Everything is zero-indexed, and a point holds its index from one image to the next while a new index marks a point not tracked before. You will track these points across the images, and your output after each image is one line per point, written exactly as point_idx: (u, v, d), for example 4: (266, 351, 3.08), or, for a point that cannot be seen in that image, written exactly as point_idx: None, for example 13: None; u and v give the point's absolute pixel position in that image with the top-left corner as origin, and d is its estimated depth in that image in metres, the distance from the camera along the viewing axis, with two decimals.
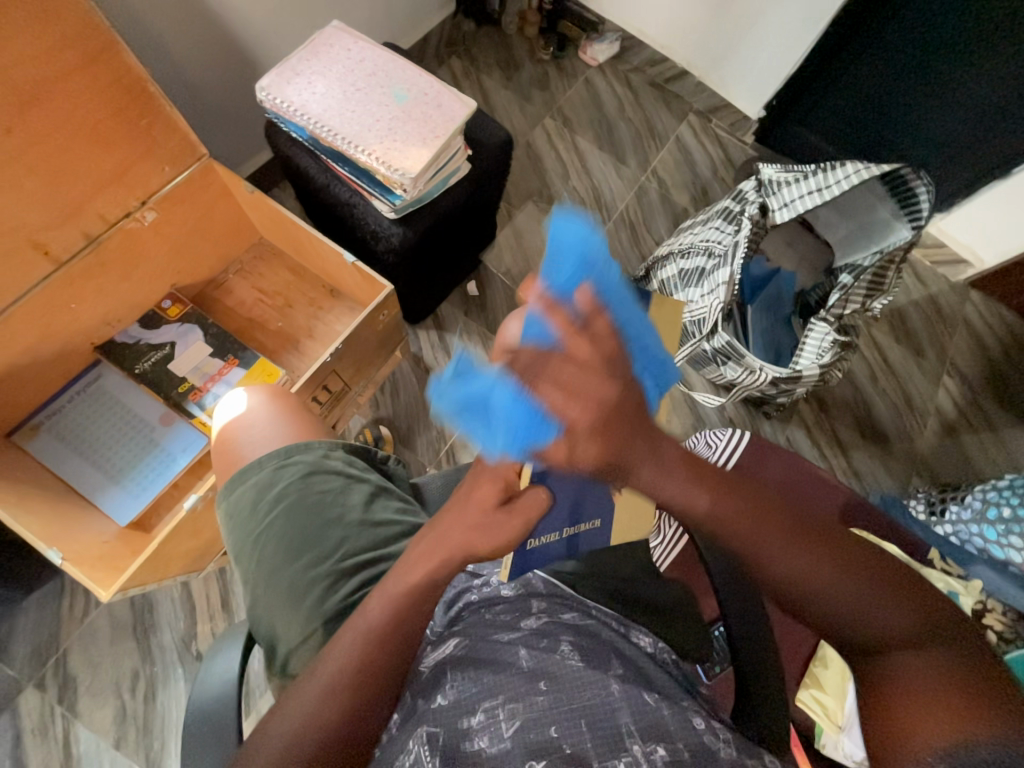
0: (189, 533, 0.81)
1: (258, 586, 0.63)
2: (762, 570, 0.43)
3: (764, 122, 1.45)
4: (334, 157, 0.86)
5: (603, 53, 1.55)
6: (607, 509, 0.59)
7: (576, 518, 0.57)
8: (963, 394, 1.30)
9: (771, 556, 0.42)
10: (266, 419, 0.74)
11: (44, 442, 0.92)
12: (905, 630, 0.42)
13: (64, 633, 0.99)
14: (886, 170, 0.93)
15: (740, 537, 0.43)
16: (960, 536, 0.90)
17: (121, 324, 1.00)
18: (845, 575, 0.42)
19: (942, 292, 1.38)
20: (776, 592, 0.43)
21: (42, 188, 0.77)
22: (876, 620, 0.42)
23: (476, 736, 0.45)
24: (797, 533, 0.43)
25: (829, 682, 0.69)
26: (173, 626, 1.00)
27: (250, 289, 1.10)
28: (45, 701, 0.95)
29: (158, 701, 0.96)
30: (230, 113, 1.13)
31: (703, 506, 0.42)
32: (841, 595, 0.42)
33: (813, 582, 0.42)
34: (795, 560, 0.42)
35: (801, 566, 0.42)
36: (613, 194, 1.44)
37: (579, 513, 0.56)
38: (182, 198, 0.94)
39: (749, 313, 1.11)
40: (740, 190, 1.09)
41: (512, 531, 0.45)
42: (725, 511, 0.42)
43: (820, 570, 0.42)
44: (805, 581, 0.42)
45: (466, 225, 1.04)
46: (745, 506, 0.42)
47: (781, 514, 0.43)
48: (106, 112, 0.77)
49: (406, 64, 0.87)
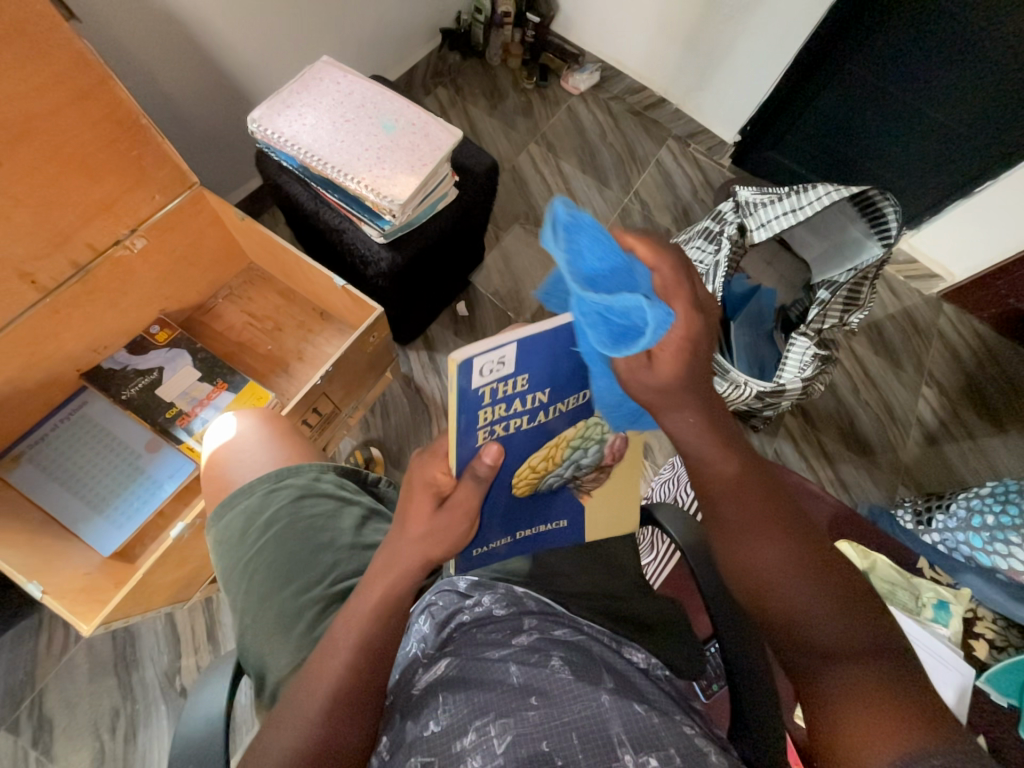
0: (174, 562, 0.79)
1: (246, 613, 0.61)
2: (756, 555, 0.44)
3: (739, 146, 1.51)
4: (324, 184, 0.88)
5: (584, 83, 1.61)
6: (574, 508, 0.57)
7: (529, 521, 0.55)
8: (942, 403, 1.34)
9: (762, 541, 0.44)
10: (257, 443, 0.74)
11: (25, 472, 0.90)
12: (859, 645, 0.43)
13: (41, 672, 0.95)
14: (856, 191, 0.97)
15: (733, 521, 0.44)
16: (948, 544, 0.92)
17: (108, 350, 1.00)
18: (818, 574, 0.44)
19: (916, 305, 1.43)
20: (749, 583, 0.44)
21: (32, 218, 0.77)
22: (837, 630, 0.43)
23: (468, 758, 0.43)
24: (787, 530, 0.44)
25: None
26: (156, 661, 0.97)
27: (239, 313, 1.10)
28: (18, 745, 0.91)
29: (139, 740, 0.92)
30: (221, 143, 1.16)
31: (728, 471, 0.43)
32: (806, 597, 0.44)
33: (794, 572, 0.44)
34: (775, 557, 0.44)
35: (786, 559, 0.44)
36: (598, 216, 1.49)
37: (530, 517, 0.55)
38: (172, 225, 0.95)
39: (733, 329, 1.13)
40: (719, 211, 1.13)
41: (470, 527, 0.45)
42: (740, 488, 0.44)
43: (796, 567, 0.44)
44: (786, 570, 0.44)
45: (454, 248, 1.06)
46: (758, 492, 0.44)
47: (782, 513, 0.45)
48: (96, 144, 0.79)
49: (394, 96, 0.90)
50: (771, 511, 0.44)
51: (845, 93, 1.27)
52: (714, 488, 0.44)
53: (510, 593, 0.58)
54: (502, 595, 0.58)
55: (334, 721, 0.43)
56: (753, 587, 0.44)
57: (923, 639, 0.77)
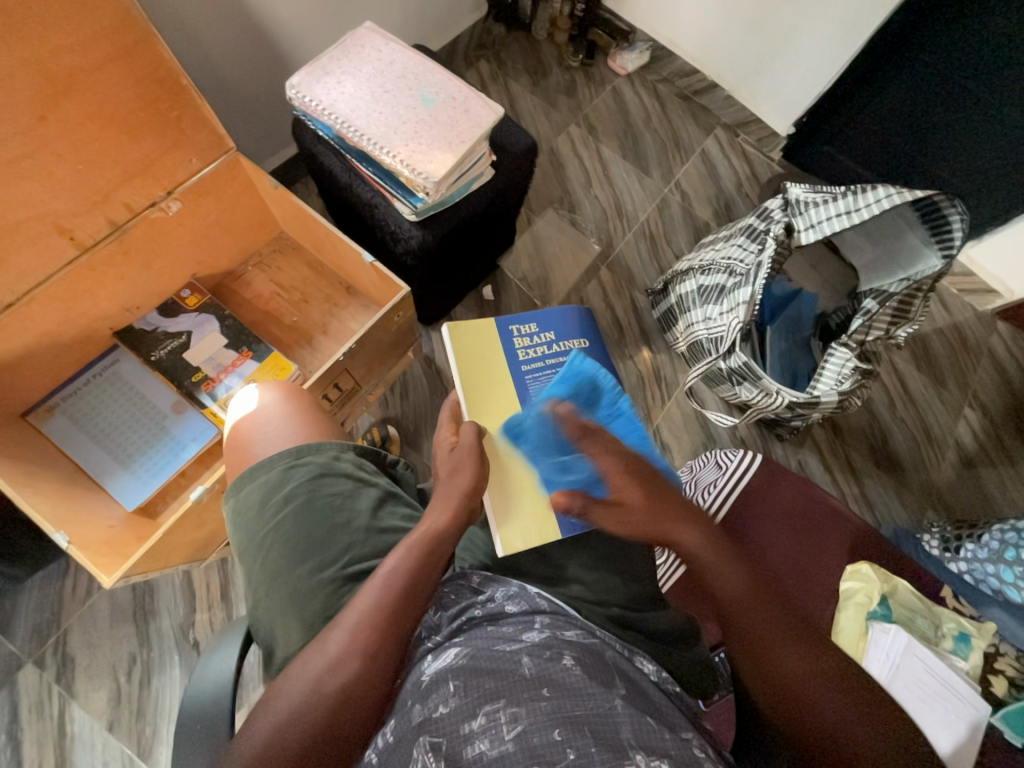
0: (193, 523, 0.81)
1: (261, 585, 0.62)
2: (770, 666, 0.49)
3: (792, 139, 1.43)
4: (359, 157, 0.86)
5: (632, 63, 1.54)
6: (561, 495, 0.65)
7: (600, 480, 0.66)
8: (984, 427, 1.27)
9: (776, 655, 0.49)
10: (280, 416, 0.74)
11: (58, 423, 0.93)
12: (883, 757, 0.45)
13: (66, 614, 1.00)
14: (919, 196, 0.89)
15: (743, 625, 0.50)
16: (976, 575, 0.88)
17: (140, 311, 1.01)
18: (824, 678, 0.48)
19: (968, 321, 1.35)
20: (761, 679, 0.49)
21: (72, 176, 0.78)
22: (857, 731, 0.46)
23: (477, 741, 0.44)
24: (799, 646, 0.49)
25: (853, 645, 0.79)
26: (172, 613, 1.01)
27: (267, 282, 1.11)
28: (43, 679, 0.96)
29: (153, 686, 0.97)
30: (259, 109, 1.14)
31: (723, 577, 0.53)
32: (830, 706, 0.47)
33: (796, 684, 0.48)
34: (789, 661, 0.48)
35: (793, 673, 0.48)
36: (635, 204, 1.43)
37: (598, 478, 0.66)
38: (207, 189, 0.95)
39: (768, 334, 1.11)
40: (766, 207, 1.06)
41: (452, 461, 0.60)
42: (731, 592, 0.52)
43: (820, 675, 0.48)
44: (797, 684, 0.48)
45: (484, 231, 1.03)
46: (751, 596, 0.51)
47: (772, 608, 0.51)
48: (137, 103, 0.78)
49: (436, 68, 0.87)
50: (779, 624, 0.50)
51: (915, 89, 1.17)
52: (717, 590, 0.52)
53: (523, 591, 0.57)
54: (515, 593, 0.57)
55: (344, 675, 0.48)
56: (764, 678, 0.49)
57: (935, 667, 0.76)
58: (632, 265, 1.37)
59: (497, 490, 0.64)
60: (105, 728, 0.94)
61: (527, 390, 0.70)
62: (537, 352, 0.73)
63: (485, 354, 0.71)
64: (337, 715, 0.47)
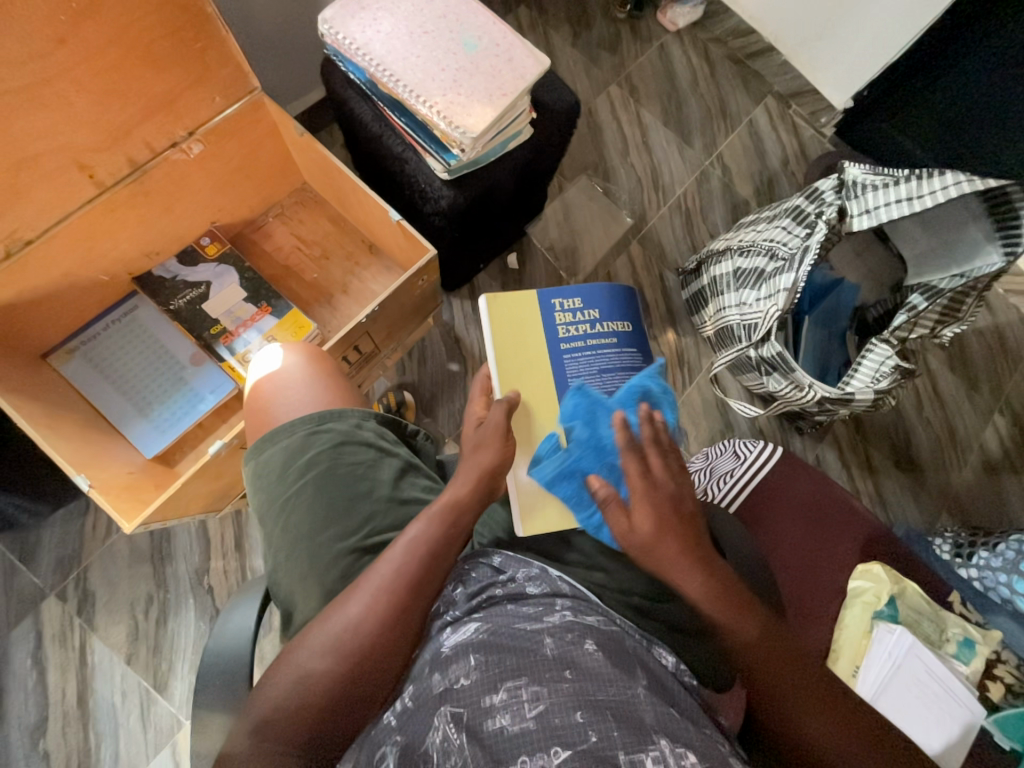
0: (211, 476, 0.81)
1: (281, 549, 0.62)
2: (784, 717, 0.50)
3: (850, 114, 1.31)
4: (392, 105, 0.81)
5: (684, 18, 1.42)
6: None
7: None
8: (1012, 434, 1.23)
9: (785, 700, 0.50)
10: (301, 379, 0.73)
11: (78, 367, 0.93)
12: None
13: (86, 551, 1.03)
14: (991, 185, 0.82)
15: (755, 675, 0.51)
16: (986, 582, 0.86)
17: (159, 257, 0.99)
18: (836, 725, 0.50)
19: (1011, 324, 1.28)
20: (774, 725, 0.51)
21: (92, 108, 0.74)
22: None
23: (498, 714, 0.45)
24: (809, 686, 0.50)
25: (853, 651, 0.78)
26: (188, 559, 1.04)
27: (288, 235, 1.07)
28: (65, 610, 1.01)
29: (169, 625, 1.00)
30: (286, 47, 1.07)
31: (735, 629, 0.51)
32: (838, 745, 0.49)
33: (812, 736, 0.50)
34: (798, 710, 0.50)
35: (807, 717, 0.50)
36: (673, 176, 1.35)
37: None
38: (230, 132, 0.90)
39: (805, 324, 1.07)
40: (817, 188, 0.99)
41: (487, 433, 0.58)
42: (749, 646, 0.51)
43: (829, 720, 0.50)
44: (810, 734, 0.50)
45: (517, 194, 0.97)
46: (764, 645, 0.51)
47: (784, 650, 0.51)
48: (159, 31, 0.73)
49: (479, 9, 0.80)
50: (791, 660, 0.51)
51: (995, 64, 1.02)
52: (730, 640, 0.51)
53: (545, 573, 0.56)
54: (537, 574, 0.56)
55: (361, 642, 0.48)
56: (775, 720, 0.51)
57: (937, 672, 0.76)
58: (664, 241, 1.31)
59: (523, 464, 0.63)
60: (124, 660, 0.99)
61: (564, 370, 0.67)
62: (579, 330, 0.69)
63: (523, 320, 0.68)
64: (359, 676, 0.48)
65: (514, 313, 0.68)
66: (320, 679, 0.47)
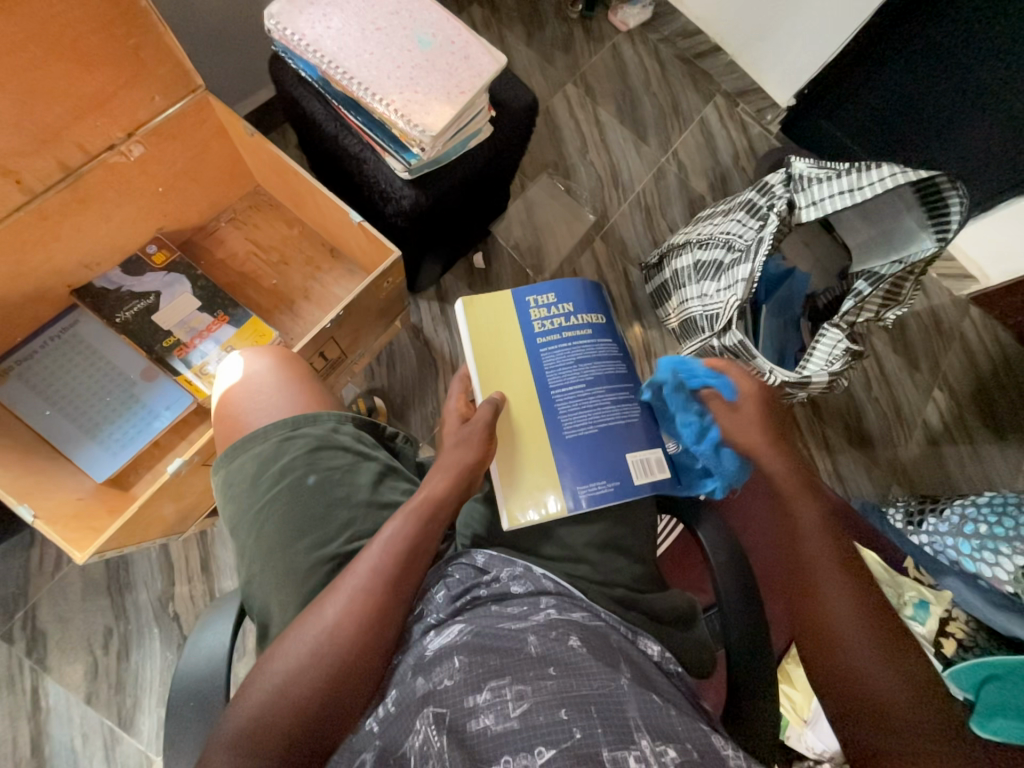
0: (170, 496, 0.77)
1: (255, 560, 0.60)
2: (820, 603, 0.53)
3: (792, 111, 1.38)
4: (347, 104, 0.79)
5: (634, 19, 1.45)
6: (570, 470, 0.61)
7: (614, 461, 0.61)
8: (950, 408, 1.32)
9: (829, 591, 0.53)
10: (275, 383, 0.70)
11: (13, 389, 0.86)
12: (911, 727, 0.47)
13: (33, 588, 0.96)
14: (922, 176, 0.88)
15: (806, 558, 0.55)
16: (935, 547, 0.90)
17: (101, 268, 0.93)
18: (876, 633, 0.51)
19: (944, 306, 1.38)
20: (810, 621, 0.53)
21: (14, 108, 0.68)
22: (890, 697, 0.48)
23: (481, 715, 0.45)
24: (861, 596, 0.52)
25: (800, 681, 0.82)
26: (149, 586, 0.98)
27: (243, 240, 1.02)
28: (13, 653, 0.93)
29: (132, 658, 0.94)
30: (229, 45, 1.03)
31: (803, 514, 0.57)
32: (880, 669, 0.49)
33: (848, 628, 0.51)
34: (839, 602, 0.52)
35: (849, 614, 0.51)
36: (631, 173, 1.38)
37: (612, 460, 0.62)
38: (173, 133, 0.85)
39: (762, 312, 1.11)
40: (767, 182, 1.04)
41: (462, 433, 0.58)
42: (807, 531, 0.56)
43: (887, 670, 0.49)
44: (847, 626, 0.51)
45: (479, 193, 0.97)
46: (830, 543, 0.55)
47: (852, 565, 0.54)
48: (88, 25, 0.68)
49: (433, 6, 0.79)
50: (852, 575, 0.54)
51: (919, 63, 1.12)
52: (796, 521, 0.57)
53: (529, 572, 0.56)
54: (521, 573, 0.56)
55: (339, 650, 0.47)
56: (814, 631, 0.52)
57: None
58: (626, 237, 1.33)
59: (505, 466, 0.61)
60: (83, 701, 0.92)
61: (542, 364, 0.63)
62: (554, 323, 0.65)
63: (496, 324, 0.64)
64: (339, 691, 0.46)
65: (488, 317, 0.64)
66: (297, 687, 0.46)
